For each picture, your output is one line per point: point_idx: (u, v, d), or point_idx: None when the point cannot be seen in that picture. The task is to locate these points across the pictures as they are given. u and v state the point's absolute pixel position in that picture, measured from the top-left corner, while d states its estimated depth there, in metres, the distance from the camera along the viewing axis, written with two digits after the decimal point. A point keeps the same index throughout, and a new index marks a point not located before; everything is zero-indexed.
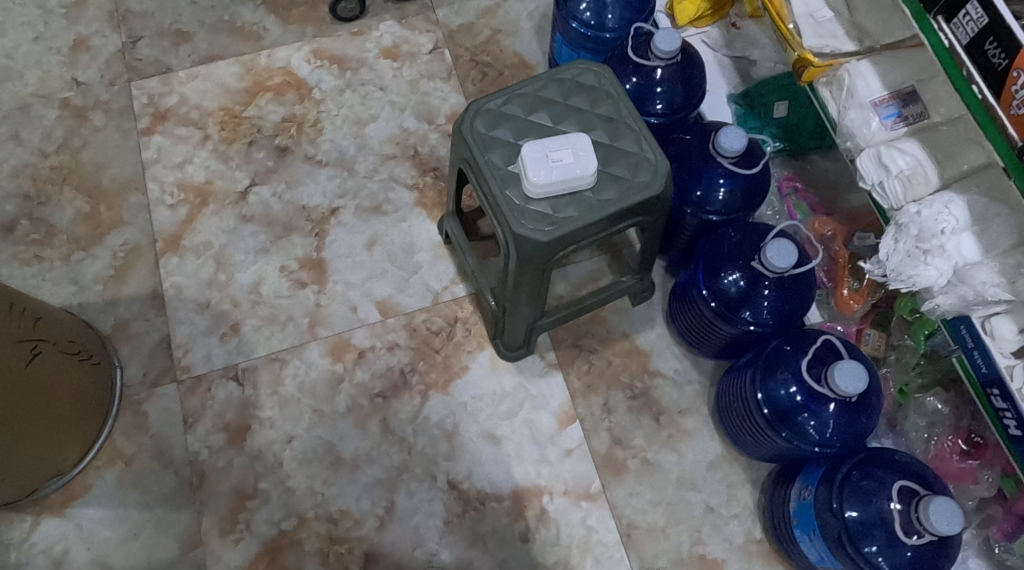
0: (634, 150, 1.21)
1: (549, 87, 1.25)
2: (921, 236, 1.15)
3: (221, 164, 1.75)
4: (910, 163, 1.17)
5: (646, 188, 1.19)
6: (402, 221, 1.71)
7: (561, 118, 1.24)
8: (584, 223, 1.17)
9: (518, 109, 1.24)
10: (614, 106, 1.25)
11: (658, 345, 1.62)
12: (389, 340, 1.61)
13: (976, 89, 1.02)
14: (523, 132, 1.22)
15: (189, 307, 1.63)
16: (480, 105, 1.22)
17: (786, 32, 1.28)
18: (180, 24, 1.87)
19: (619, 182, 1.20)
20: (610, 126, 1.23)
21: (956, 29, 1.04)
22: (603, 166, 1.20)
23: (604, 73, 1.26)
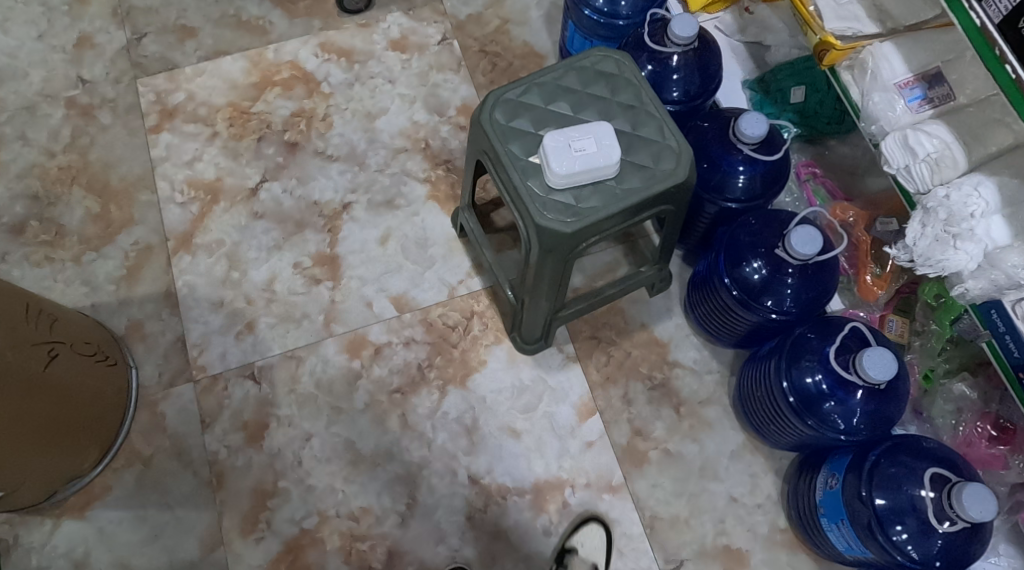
0: (657, 138, 1.22)
1: (569, 76, 1.25)
2: (949, 220, 1.13)
3: (231, 161, 1.73)
4: (937, 145, 1.16)
5: (670, 177, 1.19)
6: (415, 215, 1.70)
7: (582, 107, 1.24)
8: (607, 213, 1.17)
9: (537, 98, 1.24)
10: (635, 94, 1.25)
11: (676, 336, 1.61)
12: (405, 335, 1.60)
13: (1009, 68, 0.99)
14: (543, 122, 1.22)
15: (203, 305, 1.61)
16: (499, 95, 1.22)
17: (807, 14, 1.26)
18: (185, 20, 1.85)
19: (642, 171, 1.20)
20: (631, 114, 1.23)
21: (988, 8, 1.00)
22: (625, 155, 1.20)
23: (624, 60, 1.27)
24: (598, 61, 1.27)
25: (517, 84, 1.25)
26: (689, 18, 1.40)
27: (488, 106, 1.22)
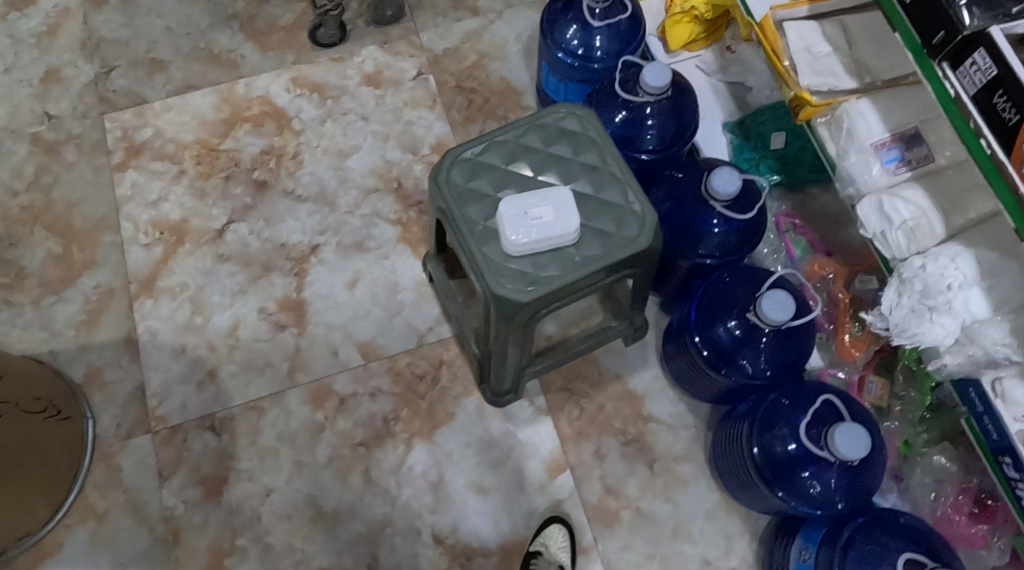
0: (620, 202, 1.22)
1: (530, 134, 1.26)
2: (925, 292, 1.10)
3: (198, 201, 1.69)
4: (913, 212, 1.13)
5: (632, 244, 1.19)
6: (385, 258, 1.65)
7: (543, 168, 1.25)
8: (565, 281, 1.17)
9: (498, 159, 1.25)
10: (599, 155, 1.25)
11: (652, 388, 1.56)
12: (372, 385, 1.55)
13: (984, 143, 0.94)
14: (503, 183, 1.23)
15: (164, 352, 1.56)
16: (457, 155, 1.23)
17: (782, 70, 1.23)
18: (155, 53, 1.81)
19: (603, 237, 1.20)
20: (594, 176, 1.24)
21: (963, 78, 0.96)
22: (587, 220, 1.21)
23: (589, 119, 1.27)
24: (562, 120, 1.27)
25: (477, 143, 1.26)
26: (662, 67, 1.36)
27: (446, 167, 1.24)
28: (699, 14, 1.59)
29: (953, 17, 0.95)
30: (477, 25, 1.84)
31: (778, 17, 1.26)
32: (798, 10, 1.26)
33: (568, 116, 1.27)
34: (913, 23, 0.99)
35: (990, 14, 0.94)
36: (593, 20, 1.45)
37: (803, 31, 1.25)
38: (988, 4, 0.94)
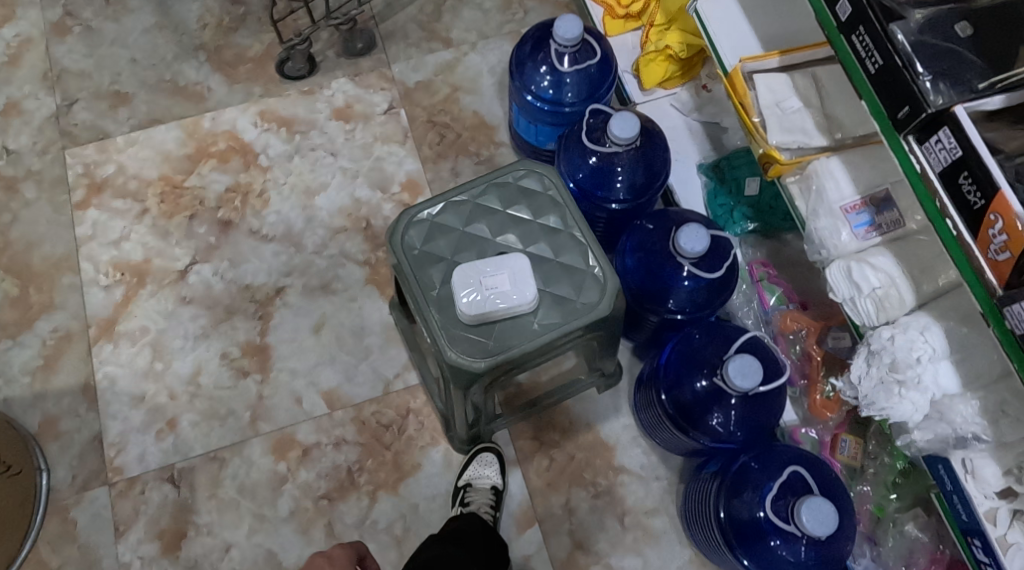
0: (579, 266, 1.22)
1: (489, 195, 1.26)
2: (894, 366, 1.07)
3: (160, 241, 1.65)
4: (883, 281, 1.12)
5: (590, 311, 1.20)
6: (352, 300, 1.61)
7: (502, 230, 1.25)
8: (522, 350, 1.18)
9: (456, 220, 1.25)
10: (559, 216, 1.25)
11: (624, 437, 1.52)
12: (336, 435, 1.52)
13: (951, 224, 0.94)
14: (461, 246, 1.24)
15: (123, 400, 1.53)
16: (414, 216, 1.24)
17: (751, 125, 1.22)
18: (119, 85, 1.76)
19: (561, 303, 1.21)
20: (554, 239, 1.24)
21: (928, 154, 0.95)
22: (545, 286, 1.22)
23: (549, 177, 1.27)
24: (522, 178, 1.27)
25: (435, 204, 1.26)
26: (631, 119, 1.33)
27: (402, 229, 1.24)
28: (674, 53, 1.56)
29: (917, 93, 0.94)
30: (450, 57, 1.78)
31: (748, 70, 1.26)
32: (768, 62, 1.26)
33: (527, 174, 1.27)
34: (879, 95, 0.98)
35: (955, 90, 0.93)
36: (563, 66, 1.42)
37: (774, 83, 1.24)
38: (954, 79, 0.94)
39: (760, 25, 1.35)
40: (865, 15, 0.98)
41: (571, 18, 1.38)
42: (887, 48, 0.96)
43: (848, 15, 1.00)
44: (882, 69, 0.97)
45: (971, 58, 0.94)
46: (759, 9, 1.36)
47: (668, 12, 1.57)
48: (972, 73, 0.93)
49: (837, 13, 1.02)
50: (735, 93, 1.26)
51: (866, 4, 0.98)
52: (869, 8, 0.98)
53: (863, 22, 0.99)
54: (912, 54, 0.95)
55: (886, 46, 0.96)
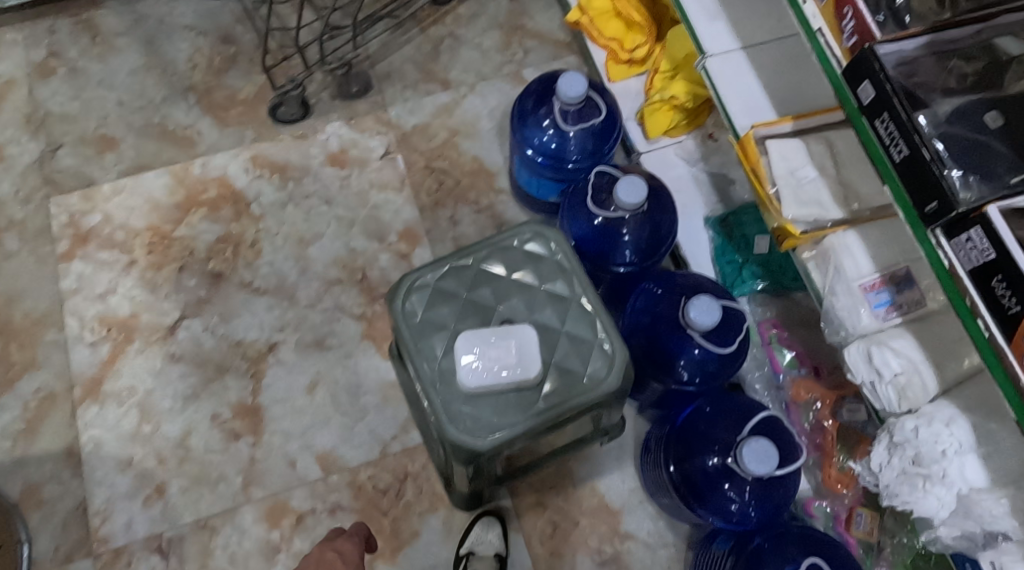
0: (587, 337, 1.14)
1: (494, 258, 1.17)
2: (918, 459, 1.04)
3: (148, 294, 1.60)
4: (903, 365, 1.09)
5: (598, 386, 1.12)
6: (347, 357, 1.57)
7: (505, 296, 1.16)
8: (526, 427, 1.09)
9: (458, 284, 1.16)
10: (566, 282, 1.16)
11: (630, 502, 1.49)
12: (331, 501, 1.49)
13: (983, 325, 0.90)
14: (463, 313, 1.15)
15: (109, 465, 1.50)
16: (414, 282, 1.15)
17: (765, 197, 1.19)
18: (106, 129, 1.70)
19: (567, 377, 1.12)
20: (561, 306, 1.15)
21: (957, 250, 0.92)
22: (552, 358, 1.13)
23: (557, 240, 1.18)
24: (528, 240, 1.18)
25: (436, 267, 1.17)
26: (638, 184, 1.29)
27: (401, 294, 1.15)
28: (679, 103, 1.52)
29: (946, 189, 0.91)
30: (448, 99, 1.72)
31: (760, 136, 1.22)
32: (782, 127, 1.23)
33: (534, 236, 1.18)
34: (904, 185, 0.95)
35: (985, 185, 0.92)
36: (566, 124, 1.39)
37: (788, 150, 1.20)
38: (985, 173, 0.92)
39: (771, 85, 1.32)
40: (888, 101, 0.95)
41: (575, 76, 1.36)
42: (912, 137, 0.94)
43: (871, 99, 0.97)
44: (907, 157, 0.94)
45: (1001, 150, 0.94)
46: (769, 67, 1.33)
47: (674, 59, 1.54)
48: (1003, 164, 0.93)
49: (858, 95, 0.98)
50: (747, 161, 1.23)
51: (890, 89, 0.95)
52: (893, 95, 0.95)
53: (886, 108, 0.96)
54: (940, 146, 0.93)
55: (912, 135, 0.94)
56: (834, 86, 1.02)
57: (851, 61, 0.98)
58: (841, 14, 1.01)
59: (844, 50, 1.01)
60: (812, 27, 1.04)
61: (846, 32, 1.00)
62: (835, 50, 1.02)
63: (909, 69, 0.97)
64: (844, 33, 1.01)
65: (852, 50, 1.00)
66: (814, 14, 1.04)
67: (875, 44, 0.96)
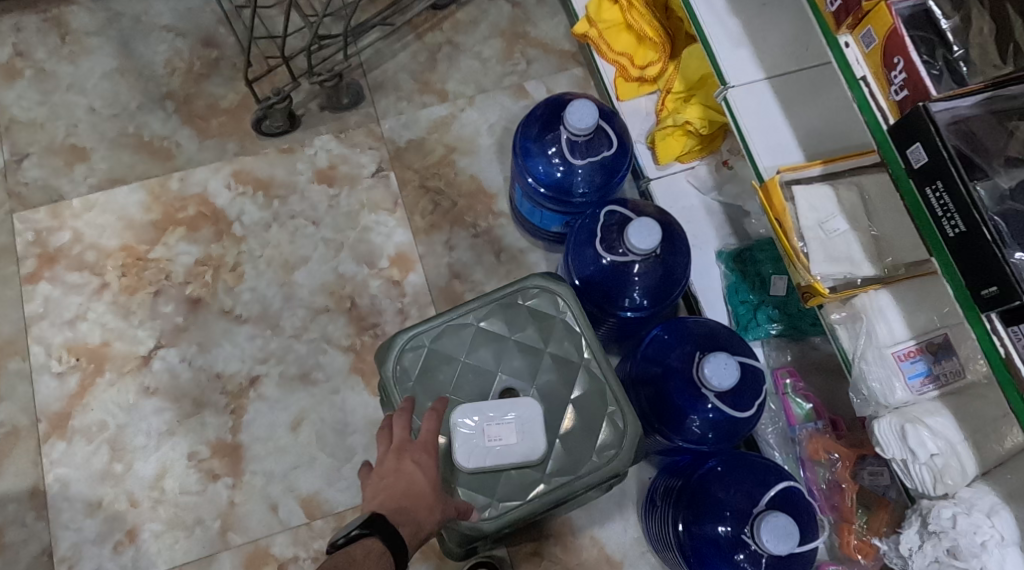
0: (595, 407, 1.10)
1: (496, 317, 1.14)
2: (955, 552, 0.97)
3: (121, 320, 1.50)
4: (941, 447, 1.01)
5: (606, 464, 1.08)
6: (334, 393, 1.48)
7: (507, 359, 1.12)
8: (527, 509, 1.07)
9: (455, 347, 1.12)
10: (574, 344, 1.13)
11: (631, 552, 1.42)
12: (315, 548, 1.42)
13: None
14: (461, 379, 1.11)
15: (77, 507, 1.43)
16: (409, 344, 1.12)
17: (792, 250, 1.09)
18: (75, 138, 1.58)
19: (573, 452, 1.09)
20: (567, 373, 1.12)
21: (1015, 336, 0.91)
22: (558, 433, 1.10)
23: (563, 297, 1.14)
24: (533, 296, 1.14)
25: (433, 326, 1.13)
26: (652, 228, 1.21)
27: (394, 357, 1.12)
28: (694, 128, 1.41)
29: (1010, 275, 0.89)
30: (445, 113, 1.61)
31: (786, 180, 1.12)
32: (809, 171, 1.12)
33: (540, 293, 1.14)
34: (959, 263, 0.92)
35: None
36: (575, 156, 1.32)
37: (817, 198, 1.11)
38: None
39: (798, 121, 1.23)
40: (944, 168, 0.92)
41: (585, 103, 1.27)
42: (970, 212, 0.91)
43: (922, 164, 0.93)
44: (962, 234, 0.92)
45: None
46: (796, 101, 1.24)
47: (687, 80, 1.43)
48: None
49: (908, 157, 0.95)
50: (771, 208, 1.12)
51: (947, 157, 0.92)
52: (950, 162, 0.91)
53: (941, 176, 0.93)
54: (998, 221, 0.91)
55: (970, 212, 0.91)
56: (880, 145, 0.98)
57: (903, 118, 0.95)
58: (889, 64, 0.96)
59: (891, 104, 0.97)
60: (854, 74, 1.01)
61: (895, 85, 0.96)
62: (881, 102, 0.99)
63: (964, 129, 0.94)
64: (892, 85, 0.97)
65: (900, 104, 0.96)
66: (858, 60, 1.01)
67: (928, 103, 0.92)
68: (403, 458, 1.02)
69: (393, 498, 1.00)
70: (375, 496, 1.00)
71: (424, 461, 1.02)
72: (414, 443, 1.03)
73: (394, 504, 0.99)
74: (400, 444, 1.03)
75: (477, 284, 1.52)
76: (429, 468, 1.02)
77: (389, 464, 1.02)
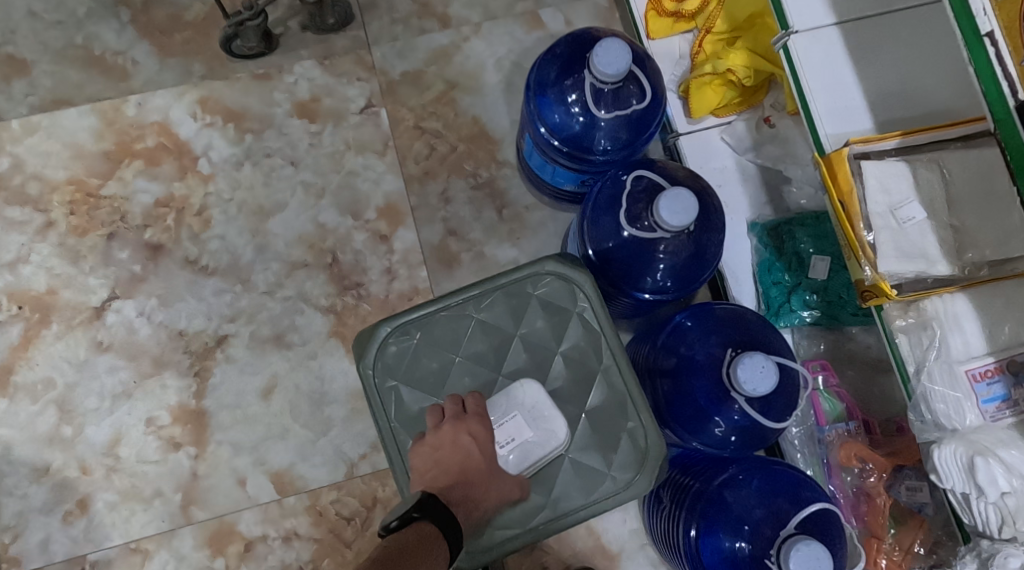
0: (612, 423, 1.02)
1: (501, 308, 1.05)
2: None
3: (69, 265, 1.32)
4: (1016, 486, 0.86)
5: (622, 490, 1.01)
6: (311, 358, 1.32)
7: (511, 357, 1.04)
8: (529, 537, 1.00)
9: (451, 342, 1.04)
10: (590, 344, 1.04)
11: (629, 546, 1.31)
12: (286, 528, 1.28)
13: None
14: (459, 377, 1.03)
15: (21, 473, 1.27)
16: (399, 335, 1.04)
17: (856, 241, 0.95)
18: (14, 48, 1.36)
19: (584, 474, 1.02)
20: (581, 376, 1.03)
21: None
22: (570, 451, 1.02)
23: (581, 288, 1.04)
24: (545, 285, 1.05)
25: (425, 315, 1.04)
26: (687, 201, 1.05)
27: (376, 351, 1.03)
28: (736, 78, 1.26)
29: None
30: (447, 41, 1.41)
31: (856, 154, 0.97)
32: (884, 144, 0.98)
33: (553, 282, 1.05)
34: None
35: None
36: (599, 108, 1.15)
37: (890, 177, 0.96)
38: None
39: (867, 80, 1.08)
40: None
41: (616, 44, 1.09)
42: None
43: None
44: None
45: None
46: (868, 54, 1.09)
47: (733, 19, 1.28)
48: None
49: None
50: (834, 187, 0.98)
51: None
52: None
53: None
54: None
55: None
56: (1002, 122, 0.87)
57: None
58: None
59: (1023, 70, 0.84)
60: (980, 28, 0.86)
61: None
62: (1009, 67, 0.85)
63: None
64: None
65: None
66: (986, 10, 0.86)
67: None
68: (460, 431, 0.98)
69: (449, 474, 0.97)
70: (430, 470, 0.98)
71: (481, 436, 0.98)
72: (468, 414, 0.99)
73: (450, 480, 0.97)
74: (455, 416, 0.99)
75: (475, 243, 1.36)
76: (487, 445, 0.99)
77: (446, 436, 0.98)
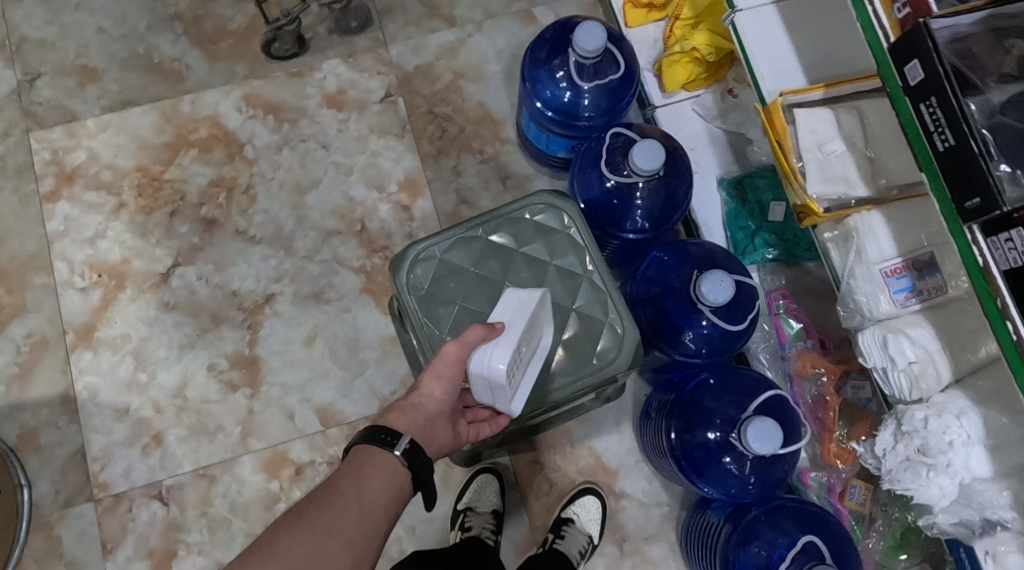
0: (596, 316, 1.24)
1: (506, 231, 1.26)
2: (925, 449, 1.08)
3: (140, 239, 1.55)
4: (919, 356, 1.10)
5: (607, 368, 1.22)
6: (346, 311, 1.54)
7: (515, 271, 1.25)
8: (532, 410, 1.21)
9: (466, 260, 1.25)
10: (578, 258, 1.26)
11: (626, 462, 1.51)
12: (330, 454, 1.49)
13: (977, 252, 1.00)
14: (472, 288, 1.24)
15: (105, 413, 1.49)
16: (423, 257, 1.25)
17: (790, 170, 1.16)
18: (86, 59, 1.60)
19: (574, 357, 1.23)
20: (570, 283, 1.25)
21: (993, 249, 0.99)
22: (563, 340, 1.23)
23: (568, 212, 1.26)
24: (539, 212, 1.27)
25: (444, 240, 1.26)
26: (656, 149, 1.27)
27: (407, 269, 1.24)
28: (701, 55, 1.48)
29: (992, 186, 0.97)
30: (453, 38, 1.64)
31: (789, 103, 1.18)
32: (811, 95, 1.19)
33: (546, 209, 1.26)
34: (945, 177, 1.01)
35: None
36: (582, 80, 1.37)
37: (817, 120, 1.17)
38: None
39: (802, 47, 1.30)
40: (939, 84, 0.99)
41: (594, 27, 1.31)
42: (959, 126, 0.98)
43: (919, 81, 1.01)
44: (951, 148, 0.99)
45: None
46: (801, 26, 1.31)
47: (697, 6, 1.50)
48: None
49: (905, 74, 1.02)
50: (773, 130, 1.18)
51: (941, 73, 0.99)
52: (945, 79, 0.98)
53: (935, 92, 1.00)
54: (987, 134, 0.98)
55: (960, 126, 0.98)
56: (880, 63, 1.05)
57: (905, 37, 1.01)
58: None
59: (893, 22, 1.04)
60: None
61: (899, 2, 1.03)
62: (883, 19, 1.05)
63: (962, 45, 1.00)
64: (896, 2, 1.03)
65: (902, 22, 1.03)
66: None
67: (930, 20, 0.99)
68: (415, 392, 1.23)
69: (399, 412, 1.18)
70: None
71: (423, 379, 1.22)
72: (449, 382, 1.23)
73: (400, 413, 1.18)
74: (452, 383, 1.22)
75: (484, 209, 1.58)
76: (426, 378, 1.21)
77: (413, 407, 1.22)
